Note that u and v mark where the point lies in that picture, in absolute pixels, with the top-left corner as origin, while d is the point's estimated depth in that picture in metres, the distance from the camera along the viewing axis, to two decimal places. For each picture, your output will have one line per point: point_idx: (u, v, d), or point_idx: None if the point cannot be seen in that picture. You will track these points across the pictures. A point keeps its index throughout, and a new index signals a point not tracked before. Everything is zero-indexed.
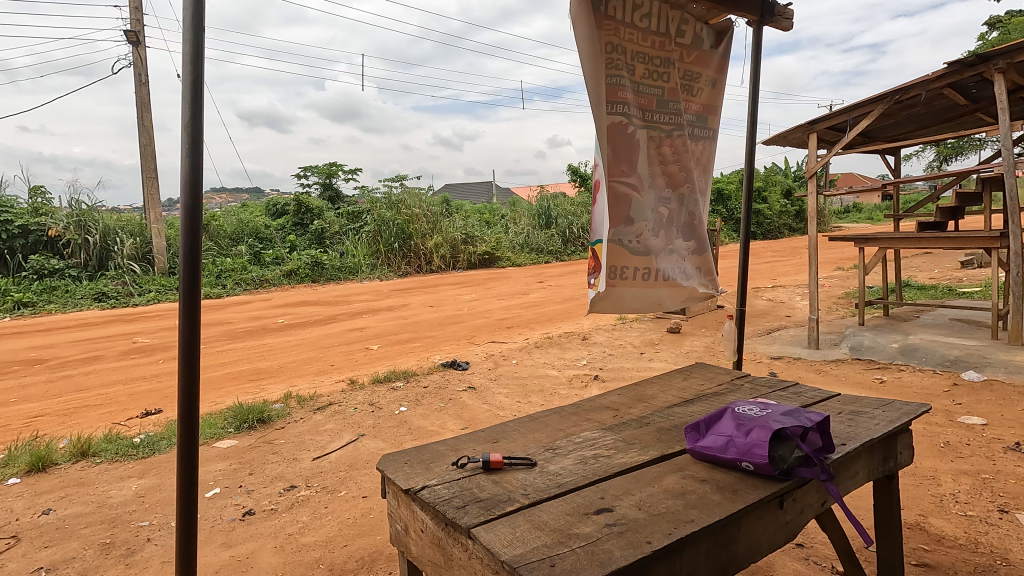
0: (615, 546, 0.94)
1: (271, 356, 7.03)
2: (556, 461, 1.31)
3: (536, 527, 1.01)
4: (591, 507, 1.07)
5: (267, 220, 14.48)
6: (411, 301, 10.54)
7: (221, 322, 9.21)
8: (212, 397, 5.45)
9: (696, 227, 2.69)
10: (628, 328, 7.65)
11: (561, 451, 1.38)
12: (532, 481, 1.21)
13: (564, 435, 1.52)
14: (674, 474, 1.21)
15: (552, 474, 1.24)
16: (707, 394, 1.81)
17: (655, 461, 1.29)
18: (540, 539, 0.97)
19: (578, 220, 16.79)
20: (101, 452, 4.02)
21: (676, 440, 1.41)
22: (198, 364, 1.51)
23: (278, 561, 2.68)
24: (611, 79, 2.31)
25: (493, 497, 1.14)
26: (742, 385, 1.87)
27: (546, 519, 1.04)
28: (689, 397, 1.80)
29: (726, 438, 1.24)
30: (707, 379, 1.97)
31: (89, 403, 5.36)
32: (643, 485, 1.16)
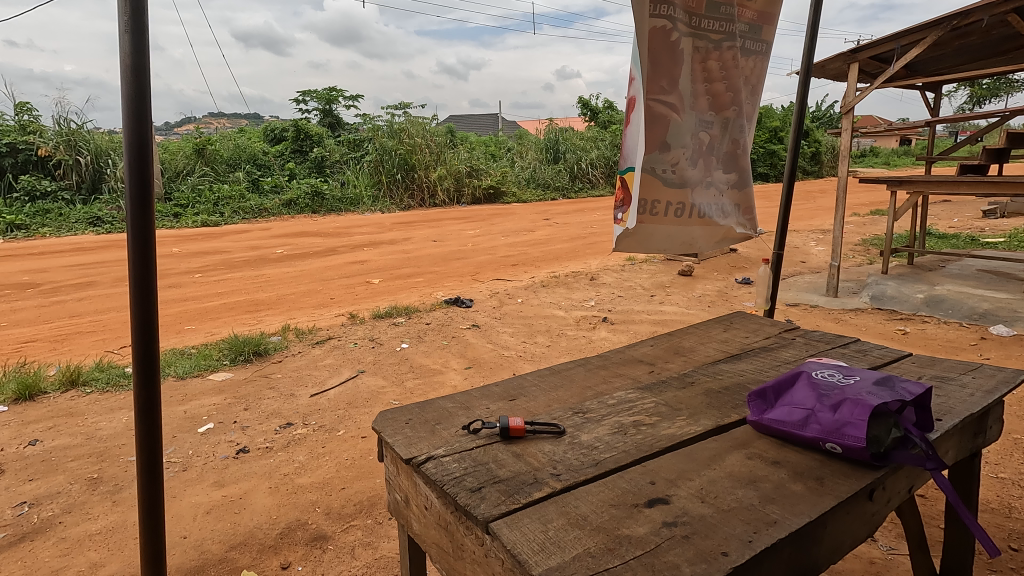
0: (681, 557, 0.72)
1: (269, 287, 6.83)
2: (589, 429, 1.09)
3: (578, 525, 0.79)
4: (641, 496, 0.85)
5: (265, 147, 13.94)
6: (413, 235, 10.23)
7: (219, 251, 8.96)
8: (208, 327, 5.28)
9: (738, 158, 2.37)
10: (637, 269, 7.39)
11: (591, 417, 1.14)
12: (561, 456, 0.98)
13: (593, 395, 1.30)
14: (736, 451, 0.99)
15: (582, 446, 1.01)
16: (755, 349, 1.57)
17: (710, 434, 1.07)
18: (587, 543, 0.75)
19: (587, 155, 16.18)
20: (91, 382, 3.87)
21: (731, 407, 1.18)
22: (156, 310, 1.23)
23: (272, 502, 2.56)
24: None
25: (516, 476, 0.91)
26: (794, 339, 1.63)
27: (583, 511, 0.82)
28: (734, 351, 1.56)
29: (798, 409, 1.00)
30: (751, 331, 1.73)
31: (81, 330, 5.19)
32: (701, 467, 0.94)
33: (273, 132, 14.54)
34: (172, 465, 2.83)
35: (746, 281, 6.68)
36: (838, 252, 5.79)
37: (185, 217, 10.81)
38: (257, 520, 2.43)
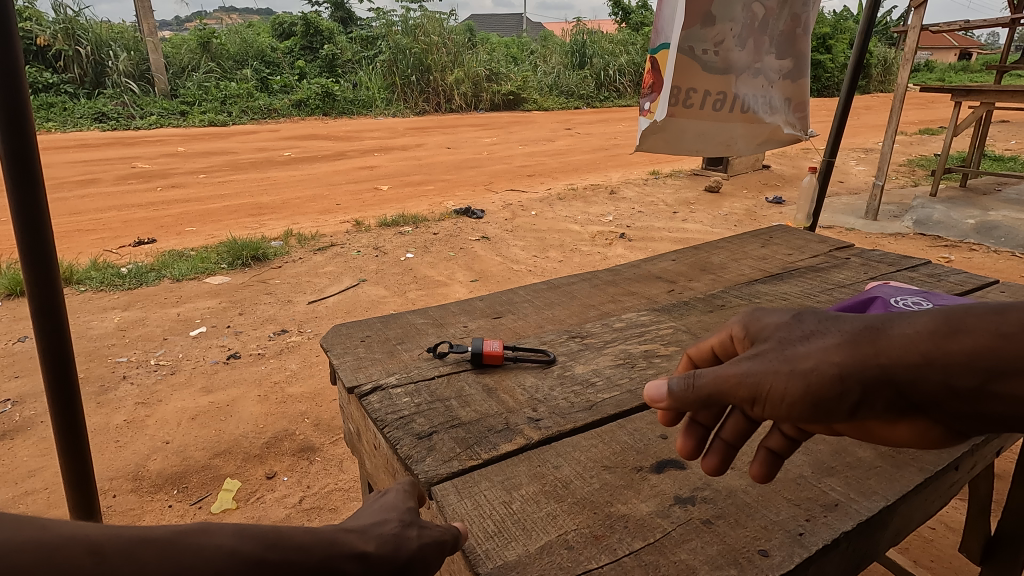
0: (698, 540, 0.69)
1: (274, 191, 6.56)
2: (588, 357, 1.01)
3: (554, 496, 0.77)
4: (651, 460, 0.82)
5: (273, 42, 13.05)
6: (427, 142, 9.70)
7: (225, 152, 8.60)
8: (209, 230, 5.09)
9: (796, 39, 1.97)
10: (661, 184, 6.93)
11: (594, 343, 1.06)
12: (544, 395, 0.94)
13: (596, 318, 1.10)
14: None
15: (570, 380, 0.96)
16: (801, 269, 1.30)
17: None
18: (571, 519, 0.73)
19: (616, 60, 14.96)
20: (85, 281, 3.76)
21: None
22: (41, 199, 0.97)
23: (260, 410, 2.45)
24: None
25: (477, 422, 0.88)
26: (851, 260, 1.35)
27: (561, 476, 0.80)
28: (773, 270, 1.30)
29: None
30: (795, 247, 1.46)
31: (81, 228, 5.04)
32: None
33: (281, 26, 13.60)
34: (160, 368, 2.73)
35: (777, 200, 6.21)
36: (885, 170, 5.26)
37: (192, 116, 10.36)
38: (244, 428, 2.34)
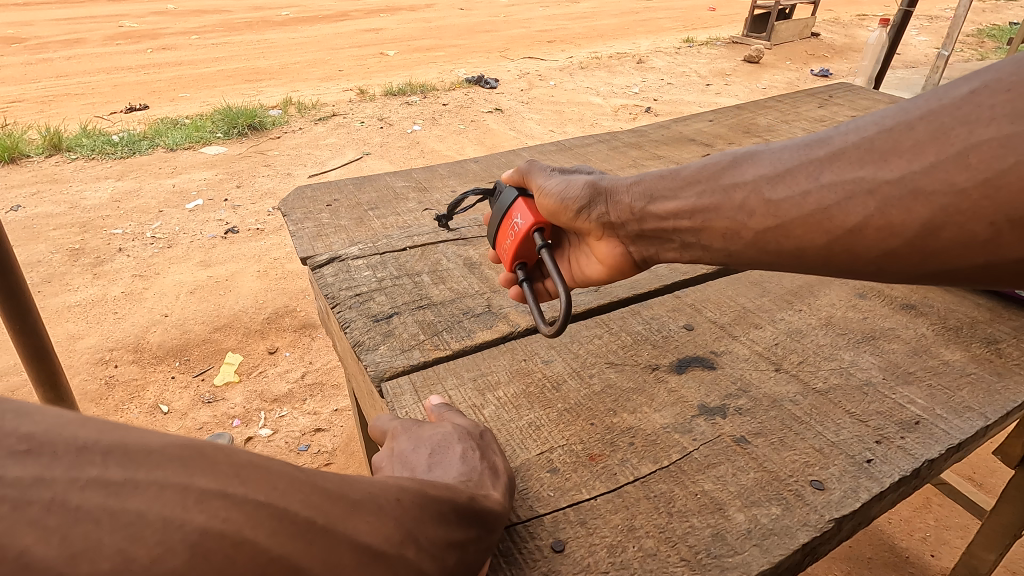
0: (727, 465, 0.63)
1: (272, 55, 6.04)
2: None
3: (542, 398, 0.72)
4: (672, 359, 0.78)
5: None
6: (438, 2, 8.75)
7: (218, 11, 7.85)
8: (204, 96, 4.76)
9: None
10: (696, 53, 6.24)
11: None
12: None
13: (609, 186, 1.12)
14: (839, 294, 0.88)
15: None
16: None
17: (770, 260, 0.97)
18: (558, 431, 0.67)
19: None
20: (76, 149, 3.56)
21: None
22: None
23: (261, 286, 2.38)
24: None
25: (451, 303, 0.85)
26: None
27: (548, 373, 0.75)
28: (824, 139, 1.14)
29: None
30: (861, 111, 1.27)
31: (69, 92, 4.71)
32: (768, 310, 0.87)
33: None
34: (156, 242, 2.63)
35: (823, 73, 5.60)
36: (954, 37, 4.64)
37: None
38: (244, 304, 2.28)
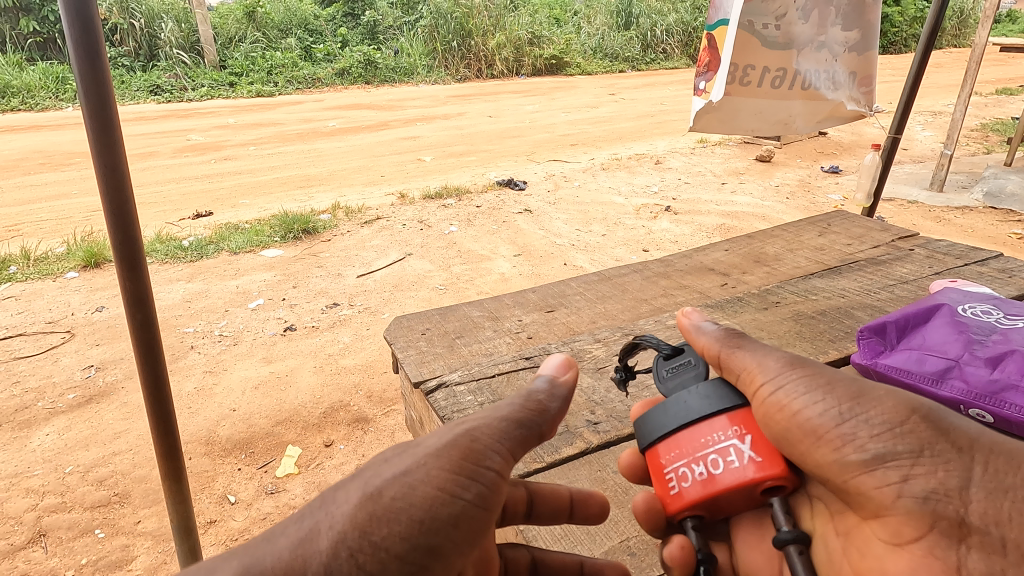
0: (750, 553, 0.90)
1: (320, 163, 6.67)
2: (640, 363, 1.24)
3: (616, 499, 0.99)
4: None
5: (316, 10, 13.16)
6: (469, 111, 9.57)
7: (273, 124, 8.72)
8: (262, 202, 5.28)
9: (867, 7, 2.07)
10: (711, 154, 6.67)
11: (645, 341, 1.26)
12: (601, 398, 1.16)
13: (647, 311, 1.40)
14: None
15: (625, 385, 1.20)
16: (861, 262, 1.52)
17: None
18: (631, 526, 0.95)
19: (663, 20, 14.32)
20: (151, 253, 3.96)
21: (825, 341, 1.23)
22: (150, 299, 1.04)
23: (317, 381, 2.59)
24: None
25: None
26: (915, 252, 1.54)
27: (620, 481, 1.01)
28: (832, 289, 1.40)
29: (929, 360, 1.10)
30: (855, 239, 1.66)
31: (144, 201, 5.25)
32: None
33: None
34: (224, 339, 2.91)
35: (833, 170, 5.95)
36: (955, 137, 4.94)
37: (240, 86, 10.49)
38: (303, 398, 2.48)
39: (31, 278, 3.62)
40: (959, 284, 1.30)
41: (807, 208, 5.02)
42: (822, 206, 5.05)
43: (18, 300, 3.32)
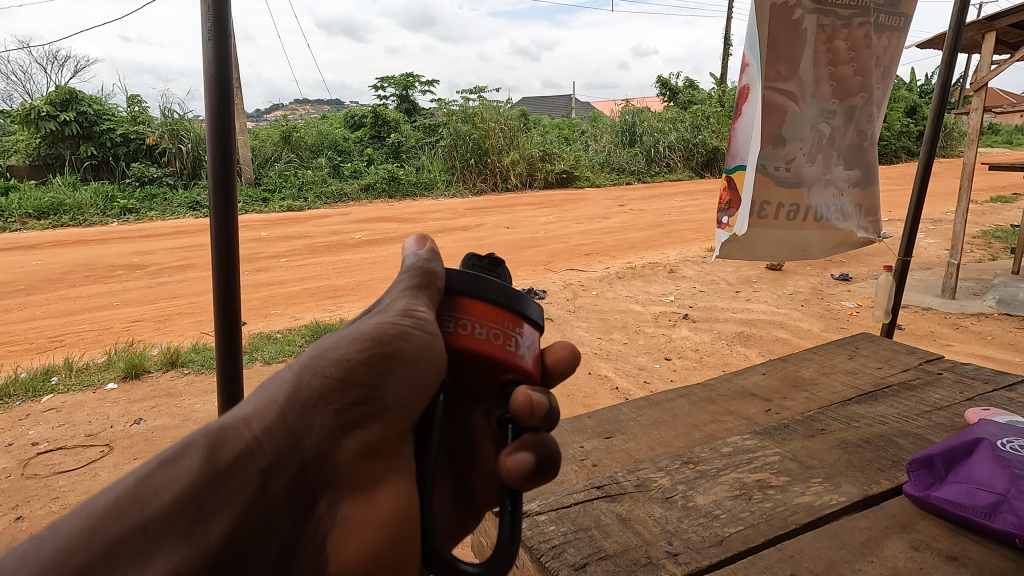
0: None
1: (347, 274, 7.00)
2: (706, 489, 1.31)
3: None
4: None
5: (345, 132, 14.37)
6: (486, 222, 10.07)
7: (302, 236, 9.24)
8: (292, 312, 5.50)
9: (864, 150, 2.41)
10: (722, 262, 6.93)
11: (707, 471, 1.38)
12: (675, 528, 1.19)
13: (703, 441, 1.53)
14: (899, 538, 1.13)
15: (696, 512, 1.24)
16: (895, 387, 1.76)
17: (856, 502, 1.25)
18: None
19: (665, 137, 15.44)
20: (188, 363, 4.06)
21: (875, 473, 1.36)
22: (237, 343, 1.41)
23: None
24: None
25: (622, 554, 1.13)
26: (942, 376, 1.82)
27: None
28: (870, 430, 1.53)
29: (979, 492, 1.16)
30: (884, 360, 1.95)
31: (181, 311, 5.47)
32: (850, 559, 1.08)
33: (353, 118, 14.79)
34: None
35: (844, 277, 6.13)
36: (960, 246, 5.13)
37: (273, 201, 11.20)
38: None
39: (72, 388, 3.72)
40: (991, 413, 1.47)
41: (823, 315, 5.13)
42: (838, 313, 5.16)
43: (59, 412, 3.40)
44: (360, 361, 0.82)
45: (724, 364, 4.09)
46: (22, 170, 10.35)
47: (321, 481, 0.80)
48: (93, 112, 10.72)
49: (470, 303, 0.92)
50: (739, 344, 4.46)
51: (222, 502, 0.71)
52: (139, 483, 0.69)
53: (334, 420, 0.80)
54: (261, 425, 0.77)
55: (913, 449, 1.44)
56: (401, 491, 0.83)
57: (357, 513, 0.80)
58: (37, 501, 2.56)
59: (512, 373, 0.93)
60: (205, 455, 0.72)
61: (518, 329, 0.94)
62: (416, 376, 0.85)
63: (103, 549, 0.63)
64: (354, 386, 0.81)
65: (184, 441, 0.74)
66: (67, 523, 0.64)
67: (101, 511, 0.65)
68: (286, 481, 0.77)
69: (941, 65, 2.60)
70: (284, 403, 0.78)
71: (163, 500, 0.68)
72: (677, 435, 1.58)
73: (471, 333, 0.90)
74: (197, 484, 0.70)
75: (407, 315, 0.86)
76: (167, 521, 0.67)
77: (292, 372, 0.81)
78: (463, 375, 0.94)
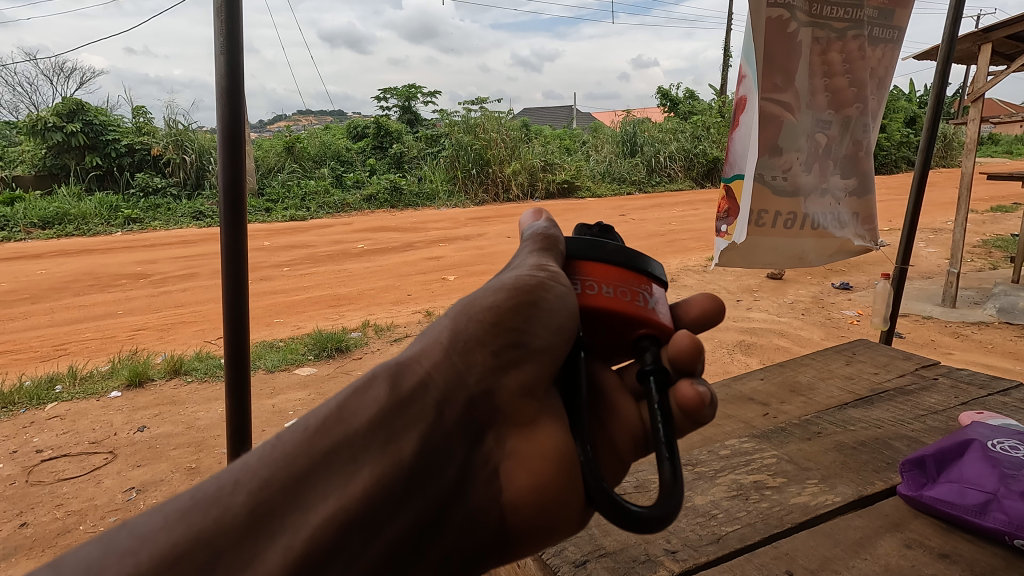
0: None
1: (350, 283, 7.03)
2: (702, 490, 1.33)
3: None
4: None
5: (348, 143, 14.47)
6: (487, 231, 10.11)
7: (304, 245, 9.28)
8: (295, 321, 5.53)
9: (860, 160, 2.44)
10: (723, 272, 6.95)
11: (705, 473, 1.40)
12: (672, 527, 1.21)
13: (701, 443, 1.55)
14: (891, 537, 1.15)
15: (694, 511, 1.26)
16: (891, 392, 1.78)
17: (851, 503, 1.26)
18: None
19: (666, 147, 15.52)
20: (192, 371, 4.08)
21: (870, 471, 1.37)
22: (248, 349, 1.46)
23: None
24: None
25: (621, 552, 1.14)
26: (938, 381, 1.84)
27: None
28: (867, 433, 1.54)
29: (970, 492, 1.18)
30: (881, 366, 1.97)
31: (185, 319, 5.49)
32: (844, 557, 1.09)
33: (355, 129, 14.89)
34: None
35: (845, 286, 6.14)
36: (959, 255, 5.15)
37: (275, 211, 11.25)
38: None
39: (77, 396, 3.74)
40: (983, 416, 1.49)
41: (823, 324, 5.14)
42: (838, 321, 5.17)
43: (63, 420, 3.41)
44: (508, 308, 1.00)
45: (725, 372, 4.10)
46: (28, 180, 10.43)
47: (486, 413, 0.97)
48: (99, 123, 10.82)
49: (596, 269, 1.11)
50: (740, 352, 4.47)
51: (409, 423, 0.89)
52: (341, 408, 0.89)
53: (492, 360, 0.98)
54: (430, 362, 0.96)
55: (907, 451, 1.45)
56: (556, 430, 0.97)
57: (523, 445, 0.96)
58: (41, 507, 2.58)
59: (646, 327, 1.07)
60: (388, 386, 0.91)
61: (642, 287, 1.10)
62: (558, 324, 1.01)
63: (320, 455, 0.83)
64: (505, 331, 0.99)
65: (372, 375, 0.94)
66: (290, 436, 0.86)
67: (314, 427, 0.86)
68: (457, 411, 0.94)
69: (937, 74, 2.64)
70: (447, 346, 0.98)
71: (359, 419, 0.87)
72: (675, 439, 1.60)
73: (599, 292, 1.07)
74: (386, 408, 0.89)
75: (541, 271, 1.05)
76: (366, 436, 0.86)
77: (450, 323, 1.00)
78: (599, 331, 1.11)
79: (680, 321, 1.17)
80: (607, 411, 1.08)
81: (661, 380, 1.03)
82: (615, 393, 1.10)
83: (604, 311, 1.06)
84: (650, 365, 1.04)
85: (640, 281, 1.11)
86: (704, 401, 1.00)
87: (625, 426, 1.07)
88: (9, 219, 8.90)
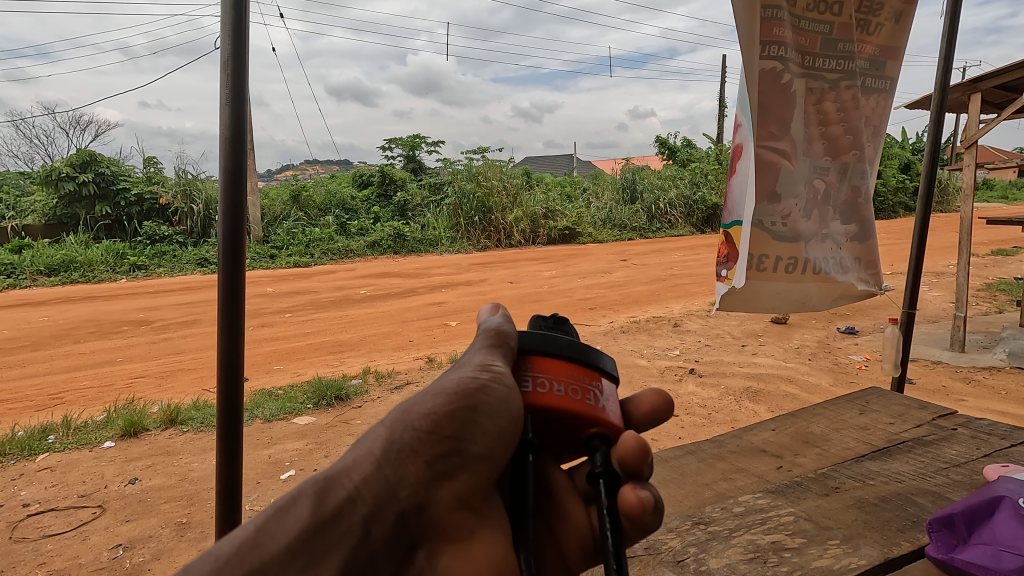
0: None
1: (351, 329, 6.99)
2: (718, 551, 1.26)
3: None
4: None
5: (353, 191, 14.74)
6: (490, 276, 10.09)
7: (307, 291, 9.27)
8: (295, 368, 5.48)
9: (860, 206, 2.45)
10: (727, 316, 6.92)
11: (719, 533, 1.33)
12: None
13: (712, 498, 1.49)
14: None
15: None
16: (910, 443, 1.72)
17: (879, 566, 1.19)
18: None
19: (665, 194, 15.77)
20: (188, 421, 3.98)
21: (892, 529, 1.31)
22: (240, 418, 1.38)
23: None
24: (771, 25, 2.10)
25: None
26: (958, 432, 1.77)
27: None
28: (888, 487, 1.48)
29: (1005, 555, 1.11)
30: (896, 416, 1.90)
31: (184, 367, 5.42)
32: None
33: (360, 178, 15.20)
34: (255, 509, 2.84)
35: (850, 331, 6.07)
36: (965, 299, 5.10)
37: (280, 258, 11.32)
38: None
39: (69, 447, 3.64)
40: (1010, 471, 1.42)
41: (831, 369, 5.05)
42: (846, 367, 5.08)
43: (54, 472, 3.31)
44: (446, 415, 0.93)
45: (733, 420, 4.00)
46: (37, 229, 10.57)
47: (416, 529, 0.91)
48: (110, 173, 11.02)
49: (547, 363, 1.04)
50: (748, 400, 4.37)
51: (330, 548, 0.85)
52: (259, 531, 0.83)
53: (425, 471, 0.92)
54: (360, 475, 0.90)
55: (932, 508, 1.38)
56: (494, 544, 0.93)
57: (457, 562, 0.91)
58: (24, 565, 2.47)
59: (596, 426, 1.02)
60: (312, 504, 0.86)
61: (593, 383, 1.05)
62: (499, 428, 0.95)
63: None
64: (443, 438, 0.93)
65: (295, 491, 0.88)
66: (198, 568, 0.79)
67: (228, 555, 0.79)
68: (385, 529, 0.89)
69: (931, 122, 2.69)
70: (379, 456, 0.92)
71: (277, 545, 0.82)
72: (687, 494, 1.53)
73: (549, 390, 1.00)
74: (307, 532, 0.84)
75: (486, 369, 0.97)
76: (283, 563, 0.81)
77: (384, 432, 0.94)
78: (549, 432, 1.05)
79: (629, 417, 1.14)
80: (557, 515, 1.06)
81: (610, 483, 0.98)
82: (566, 496, 1.07)
83: (553, 410, 1.00)
84: (600, 467, 0.98)
85: (591, 376, 1.06)
86: (646, 507, 0.95)
87: (573, 530, 1.06)
88: (15, 267, 8.98)
